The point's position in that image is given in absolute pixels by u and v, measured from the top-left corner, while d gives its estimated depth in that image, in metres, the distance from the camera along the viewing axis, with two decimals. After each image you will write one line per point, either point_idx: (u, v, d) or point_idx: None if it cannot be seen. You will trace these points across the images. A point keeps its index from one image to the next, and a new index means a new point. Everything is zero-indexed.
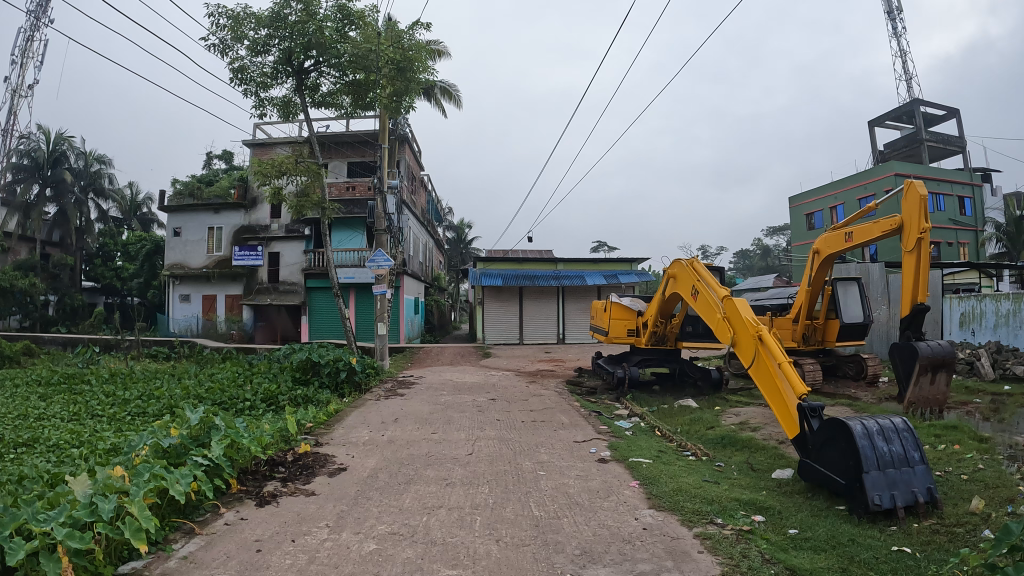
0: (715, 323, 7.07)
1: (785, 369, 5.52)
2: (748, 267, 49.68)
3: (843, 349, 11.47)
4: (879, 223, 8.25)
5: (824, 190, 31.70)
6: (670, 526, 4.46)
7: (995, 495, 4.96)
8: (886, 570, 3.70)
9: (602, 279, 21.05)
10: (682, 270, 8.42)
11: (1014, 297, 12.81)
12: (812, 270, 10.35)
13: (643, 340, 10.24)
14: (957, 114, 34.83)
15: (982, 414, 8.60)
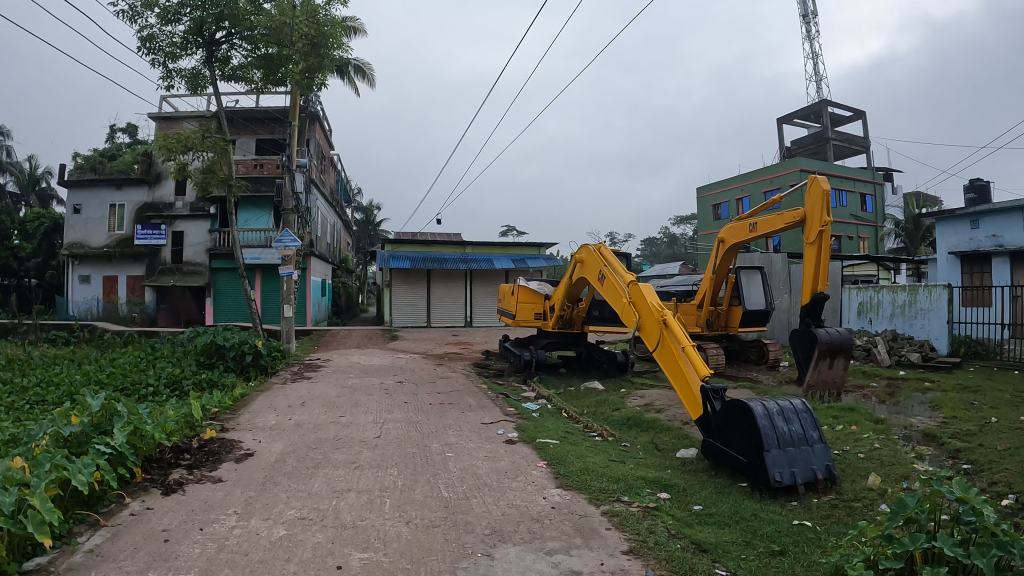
0: (620, 308, 7.22)
1: (689, 353, 5.74)
2: (654, 255, 50.98)
3: (745, 335, 11.96)
4: (783, 215, 8.62)
5: (730, 182, 32.89)
6: (578, 505, 4.57)
7: (891, 472, 5.33)
8: (788, 542, 3.91)
9: (511, 263, 21.23)
10: (589, 254, 8.55)
11: (910, 289, 13.52)
12: (716, 259, 10.73)
13: (551, 323, 10.37)
14: (863, 116, 36.72)
15: (878, 398, 9.16)
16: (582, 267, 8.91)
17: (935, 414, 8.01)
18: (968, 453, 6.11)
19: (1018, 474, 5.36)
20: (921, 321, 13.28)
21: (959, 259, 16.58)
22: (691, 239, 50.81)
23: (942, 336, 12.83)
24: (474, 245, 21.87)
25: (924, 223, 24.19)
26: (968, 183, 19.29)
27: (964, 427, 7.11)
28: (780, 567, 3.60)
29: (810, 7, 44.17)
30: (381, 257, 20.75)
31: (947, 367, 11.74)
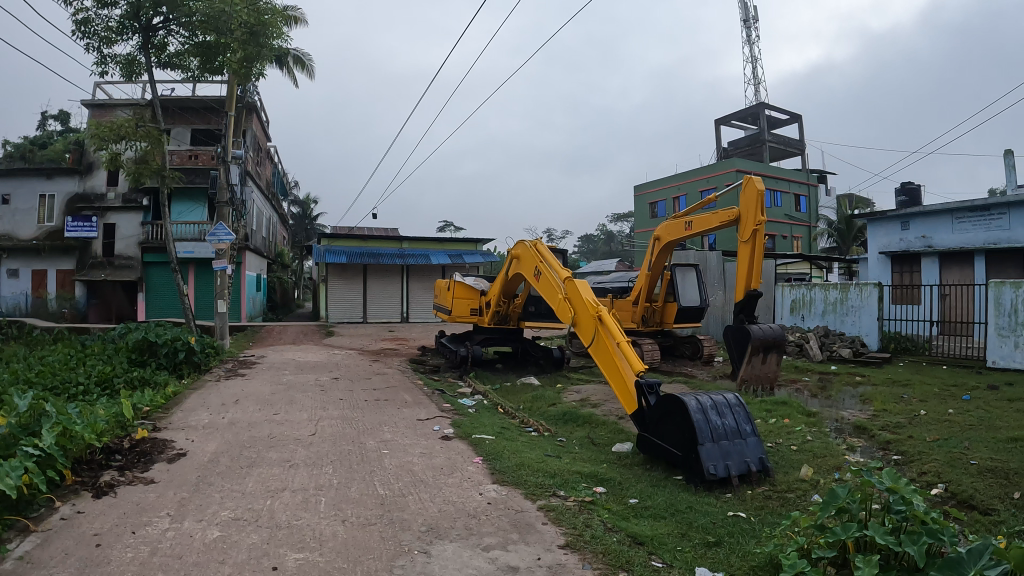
0: (556, 304, 7.27)
1: (624, 349, 5.82)
2: (592, 252, 51.49)
3: (680, 331, 12.19)
4: (719, 214, 8.80)
5: (667, 181, 33.50)
6: (514, 500, 4.58)
7: (822, 464, 5.51)
8: (722, 534, 4.00)
9: (447, 258, 21.21)
10: (525, 250, 8.57)
11: (842, 287, 13.96)
12: (651, 256, 10.91)
13: (487, 319, 10.36)
14: (799, 119, 37.83)
15: (811, 391, 9.47)
16: (518, 263, 8.93)
17: (865, 407, 8.31)
18: (897, 444, 6.36)
19: (944, 464, 5.60)
20: (852, 318, 13.72)
21: (889, 259, 17.23)
22: (628, 236, 51.59)
23: (873, 333, 13.32)
24: (410, 240, 21.76)
25: (856, 224, 25.04)
26: (899, 187, 20.03)
27: (893, 420, 7.39)
28: (716, 558, 3.68)
29: (751, 12, 45.14)
30: (317, 251, 20.39)
31: (876, 363, 12.20)
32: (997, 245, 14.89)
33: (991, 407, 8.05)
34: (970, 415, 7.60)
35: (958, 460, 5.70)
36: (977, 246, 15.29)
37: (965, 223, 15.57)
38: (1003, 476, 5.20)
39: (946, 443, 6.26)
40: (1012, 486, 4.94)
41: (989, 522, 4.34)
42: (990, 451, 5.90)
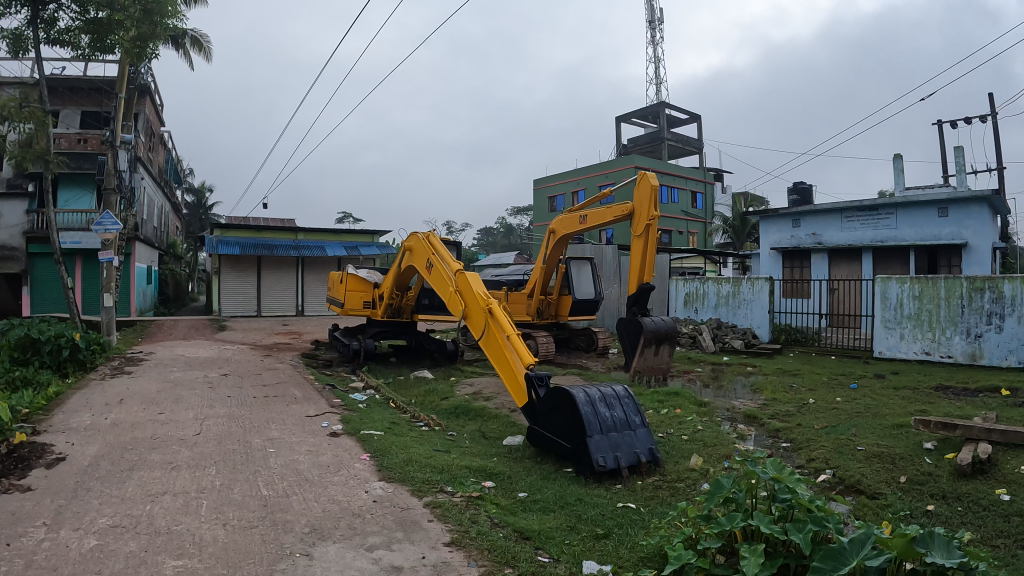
0: (446, 296, 7.17)
1: (513, 342, 5.79)
2: (491, 244, 51.56)
3: (575, 324, 12.32)
4: (613, 208, 8.93)
5: (565, 176, 34.00)
6: (401, 497, 4.46)
7: (713, 452, 5.64)
8: (611, 526, 4.00)
9: (343, 250, 20.84)
10: (418, 243, 8.41)
11: (734, 281, 14.44)
12: (546, 249, 10.98)
13: (380, 312, 10.17)
14: (697, 119, 39.10)
15: (703, 382, 9.76)
16: (411, 255, 8.77)
17: (756, 397, 8.60)
18: (786, 432, 6.59)
19: (832, 450, 5.83)
20: (743, 311, 14.24)
21: (780, 255, 17.89)
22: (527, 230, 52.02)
23: (764, 325, 13.87)
24: (305, 231, 21.28)
25: (749, 221, 26.04)
26: (792, 186, 20.94)
27: (783, 408, 7.67)
28: (604, 551, 3.68)
29: (656, 14, 46.10)
30: (210, 242, 19.56)
31: (766, 353, 12.69)
32: (885, 243, 15.91)
33: (876, 395, 8.48)
34: (856, 402, 7.98)
35: (845, 446, 5.94)
36: (865, 243, 16.23)
37: (854, 221, 16.47)
38: (887, 460, 5.45)
39: (833, 430, 6.53)
40: (898, 471, 5.18)
41: (876, 505, 4.49)
42: (876, 438, 6.19)
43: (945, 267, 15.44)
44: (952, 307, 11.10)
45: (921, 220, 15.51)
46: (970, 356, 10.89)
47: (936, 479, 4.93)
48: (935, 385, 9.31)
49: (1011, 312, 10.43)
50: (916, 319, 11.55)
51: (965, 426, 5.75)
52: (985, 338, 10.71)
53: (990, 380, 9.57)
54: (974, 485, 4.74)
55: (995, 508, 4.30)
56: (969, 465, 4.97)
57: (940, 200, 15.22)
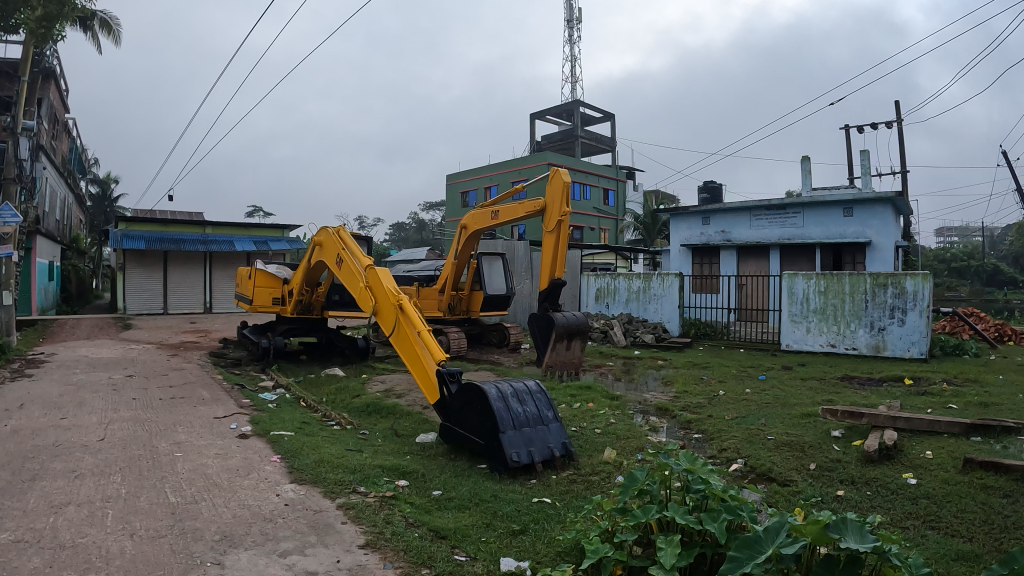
0: (357, 292, 7.02)
1: (424, 337, 5.73)
2: (404, 240, 51.02)
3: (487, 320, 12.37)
4: (525, 204, 8.96)
5: (479, 171, 34.10)
6: (312, 500, 4.33)
7: (626, 445, 5.70)
8: (526, 521, 3.99)
9: (253, 245, 20.33)
10: (328, 237, 8.20)
11: (644, 276, 14.74)
12: (458, 245, 10.92)
13: (289, 308, 9.94)
14: (611, 118, 39.83)
15: (615, 375, 9.93)
16: (321, 250, 8.55)
17: (668, 389, 8.77)
18: (698, 423, 6.73)
19: (742, 440, 5.97)
20: (654, 306, 14.57)
21: (690, 252, 18.27)
22: (440, 225, 51.75)
23: (674, 319, 14.24)
24: (214, 225, 20.63)
25: (660, 218, 26.66)
26: (703, 184, 21.51)
27: (694, 400, 7.84)
28: (521, 546, 3.66)
29: (574, 13, 46.52)
30: (113, 236, 18.65)
31: (676, 347, 12.98)
32: (792, 241, 16.51)
33: (783, 386, 8.78)
34: (765, 393, 8.24)
35: (756, 436, 6.10)
36: (773, 241, 16.81)
37: (762, 220, 17.00)
38: (797, 449, 5.62)
39: (743, 421, 6.70)
40: (807, 458, 5.35)
41: (788, 492, 4.61)
42: (786, 427, 6.37)
43: (850, 263, 16.20)
44: (856, 301, 11.59)
45: (827, 219, 16.22)
46: (873, 348, 11.40)
47: (844, 465, 5.11)
48: (841, 376, 9.73)
49: (913, 306, 10.99)
50: (821, 314, 12.00)
51: (871, 414, 6.01)
52: (888, 331, 11.25)
53: (892, 370, 10.06)
54: (881, 470, 4.93)
55: (899, 491, 4.49)
56: (876, 450, 5.18)
57: (845, 201, 15.95)
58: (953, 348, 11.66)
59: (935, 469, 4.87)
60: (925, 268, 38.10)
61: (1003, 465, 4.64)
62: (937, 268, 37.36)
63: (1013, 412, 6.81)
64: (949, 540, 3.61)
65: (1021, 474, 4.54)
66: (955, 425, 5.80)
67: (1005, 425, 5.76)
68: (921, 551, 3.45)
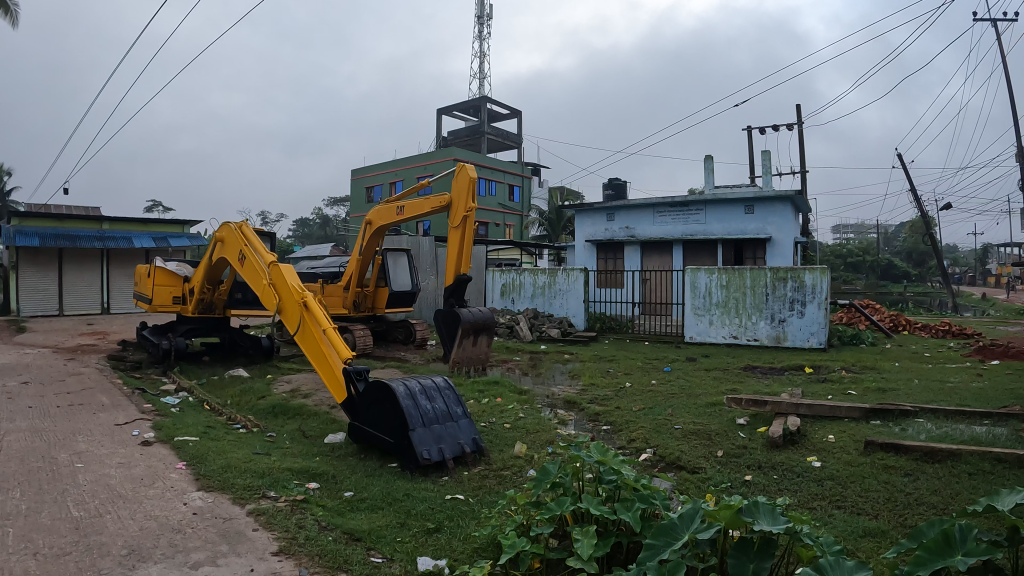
0: (260, 289, 6.85)
1: (330, 335, 5.69)
2: (309, 236, 49.87)
3: (392, 316, 12.28)
4: (431, 200, 8.93)
5: (385, 165, 33.79)
6: (221, 507, 4.20)
7: (536, 439, 5.80)
8: (439, 519, 4.00)
9: (152, 241, 19.54)
10: (231, 233, 7.94)
11: (549, 272, 14.95)
12: (362, 241, 10.73)
13: (189, 307, 9.60)
14: (518, 114, 40.25)
15: (523, 370, 10.06)
16: (223, 246, 8.27)
17: (575, 382, 8.95)
18: (606, 415, 6.90)
19: (650, 431, 6.16)
20: (560, 300, 14.79)
21: (594, 247, 18.63)
22: (346, 221, 50.79)
23: (579, 314, 14.50)
24: (111, 221, 19.67)
25: (565, 214, 27.02)
26: (608, 182, 22.01)
27: (601, 393, 8.01)
28: (436, 545, 3.66)
29: (485, 9, 46.54)
30: (4, 232, 17.45)
31: (582, 341, 13.22)
32: (695, 236, 17.10)
33: (688, 376, 9.11)
34: (670, 384, 8.53)
35: (663, 426, 6.30)
36: (676, 237, 17.36)
37: (666, 217, 17.58)
38: (704, 437, 5.84)
39: (650, 412, 6.91)
40: (714, 445, 5.57)
41: (698, 479, 4.79)
42: (692, 416, 6.61)
43: (751, 257, 16.88)
44: (757, 294, 12.10)
45: (728, 216, 16.89)
46: (774, 339, 11.96)
47: (750, 452, 5.34)
48: (744, 366, 10.16)
49: (812, 298, 11.57)
50: (723, 307, 12.47)
51: (775, 402, 6.31)
52: (788, 323, 11.82)
53: (792, 359, 10.58)
54: (786, 455, 5.19)
55: (805, 474, 4.73)
56: (781, 436, 5.43)
57: (747, 199, 16.62)
58: (851, 338, 12.35)
59: (839, 452, 5.16)
60: (824, 262, 40.15)
61: (903, 446, 4.99)
62: (834, 263, 39.44)
63: (905, 397, 7.29)
64: (856, 518, 3.84)
65: (917, 453, 4.91)
66: (854, 411, 6.17)
67: (900, 409, 6.18)
68: (831, 529, 3.66)
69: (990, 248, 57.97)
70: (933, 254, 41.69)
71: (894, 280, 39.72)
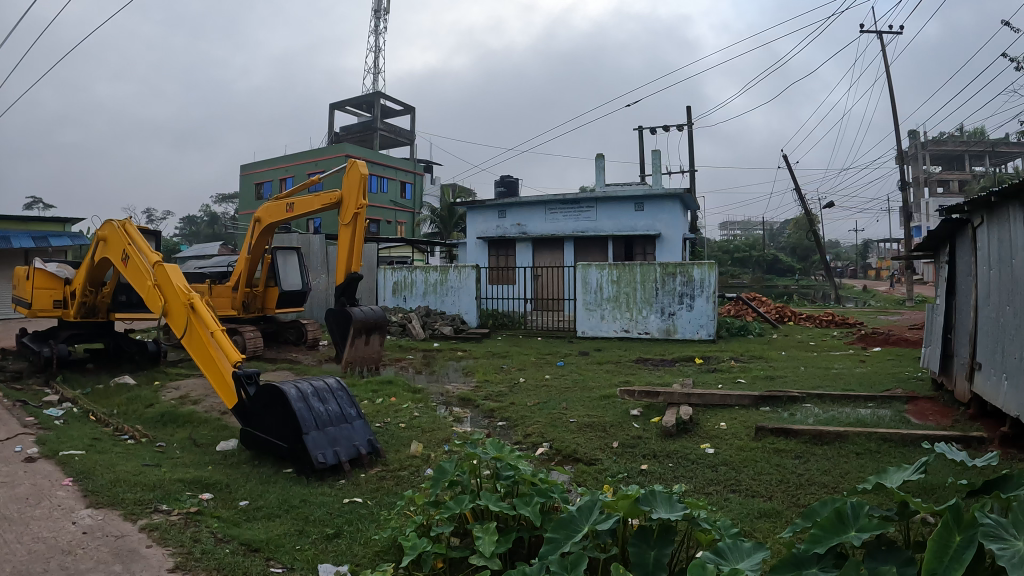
0: (144, 291, 6.48)
1: (218, 338, 5.47)
2: (195, 234, 47.63)
3: (282, 317, 11.94)
4: (321, 196, 8.70)
5: (275, 161, 32.77)
6: (112, 524, 3.94)
7: (432, 438, 5.77)
8: (339, 524, 3.91)
9: (31, 241, 18.22)
10: (113, 232, 7.47)
11: (441, 269, 14.89)
12: (251, 239, 10.32)
13: (71, 311, 8.99)
14: (412, 111, 39.93)
15: (416, 368, 9.99)
16: (105, 245, 7.77)
17: (469, 379, 8.98)
18: (501, 411, 6.94)
19: (546, 425, 6.24)
20: (451, 298, 14.79)
21: (486, 244, 18.66)
22: (234, 219, 48.79)
23: (471, 310, 14.54)
24: None
25: (456, 211, 26.98)
26: (500, 179, 22.15)
27: (495, 389, 8.06)
28: (337, 550, 3.58)
29: (381, 4, 45.85)
30: None
31: (474, 338, 13.26)
32: (585, 233, 17.47)
33: (581, 370, 9.30)
34: (563, 378, 8.69)
35: (558, 420, 6.40)
36: (567, 234, 17.67)
37: (557, 214, 17.85)
38: (599, 429, 5.97)
39: (544, 406, 7.01)
40: (608, 437, 5.70)
41: (594, 471, 4.89)
42: (587, 409, 6.74)
43: (640, 254, 17.36)
44: (647, 289, 12.50)
45: (619, 213, 17.37)
46: (664, 331, 12.39)
47: (645, 441, 5.50)
48: (636, 358, 10.46)
49: (700, 292, 12.10)
50: (614, 301, 12.77)
51: (667, 393, 6.56)
52: (678, 316, 12.28)
53: (682, 351, 10.98)
54: (680, 443, 5.38)
55: (700, 460, 4.92)
56: (675, 425, 5.63)
57: (636, 197, 17.13)
58: (738, 329, 12.95)
59: (730, 438, 5.40)
60: (712, 258, 41.86)
61: (791, 430, 5.28)
62: (722, 258, 41.17)
63: (790, 383, 7.70)
64: (750, 500, 4.03)
65: (806, 437, 5.20)
66: (745, 398, 6.49)
67: (789, 396, 6.53)
68: (729, 513, 3.82)
69: (862, 243, 62.10)
70: (817, 249, 44.09)
71: (779, 273, 42.01)
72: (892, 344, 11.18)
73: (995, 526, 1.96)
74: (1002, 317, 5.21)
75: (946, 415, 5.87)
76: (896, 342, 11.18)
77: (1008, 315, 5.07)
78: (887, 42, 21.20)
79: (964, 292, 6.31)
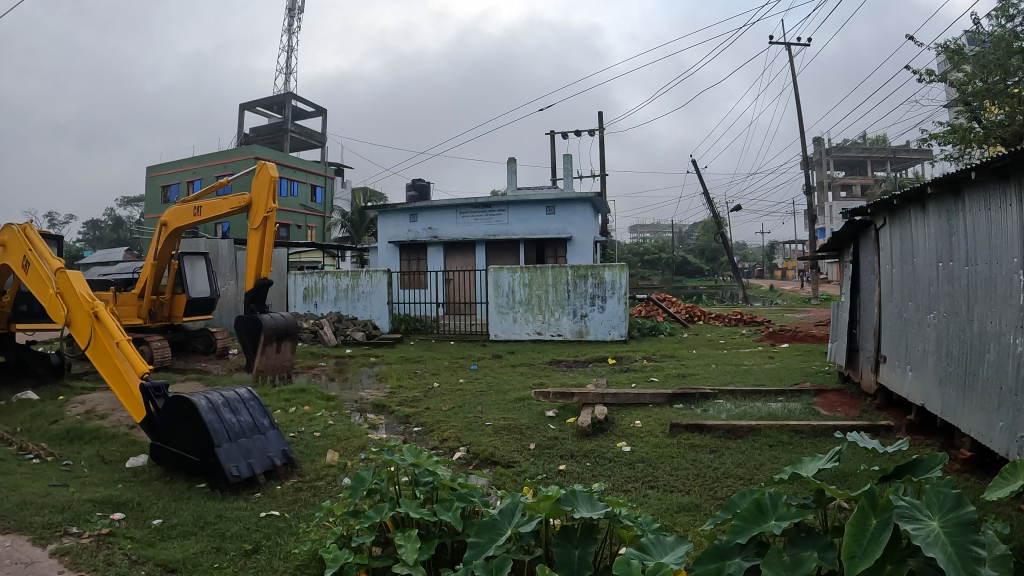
0: (46, 299, 6.09)
1: (124, 348, 5.19)
2: (97, 239, 45.28)
3: (190, 325, 11.47)
4: (229, 199, 8.38)
5: (182, 163, 31.56)
6: (19, 551, 3.66)
7: (347, 446, 5.65)
8: (258, 539, 3.78)
9: None
10: (12, 237, 6.99)
11: (352, 274, 14.64)
12: (158, 244, 9.85)
13: None
14: (324, 112, 39.18)
15: (329, 375, 9.77)
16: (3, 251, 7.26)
17: (382, 385, 8.85)
18: (417, 417, 6.87)
19: (462, 429, 6.22)
20: (363, 303, 14.54)
21: (397, 248, 18.52)
22: (139, 222, 46.77)
23: (383, 315, 14.33)
24: None
25: (368, 215, 26.65)
26: (410, 182, 21.97)
27: (409, 394, 7.97)
28: (256, 566, 3.45)
29: (295, 2, 44.76)
30: None
31: (386, 344, 13.10)
32: (498, 236, 17.54)
33: (495, 373, 9.30)
34: (478, 382, 8.66)
35: (474, 423, 6.38)
36: (479, 237, 17.69)
37: (469, 218, 17.85)
38: (515, 431, 5.99)
39: (460, 410, 6.97)
40: (524, 439, 5.73)
41: (512, 473, 4.88)
42: (502, 412, 6.76)
43: (552, 256, 17.56)
44: (559, 291, 12.63)
45: (531, 217, 17.54)
46: (576, 333, 12.56)
47: (561, 442, 5.55)
48: (549, 360, 10.57)
49: (611, 294, 12.34)
50: (526, 304, 12.84)
51: (581, 394, 6.65)
52: (590, 317, 12.49)
53: (595, 352, 11.14)
54: (596, 442, 5.46)
55: (616, 459, 4.99)
56: (590, 425, 5.70)
57: (548, 200, 17.35)
58: (650, 329, 13.26)
59: (647, 435, 5.51)
60: (624, 260, 42.72)
61: (705, 426, 5.44)
62: (633, 261, 42.07)
63: (700, 380, 7.93)
64: (668, 495, 4.12)
65: (719, 432, 5.36)
66: (658, 396, 6.65)
67: (701, 392, 6.72)
68: (650, 509, 3.89)
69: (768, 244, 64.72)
70: (725, 250, 45.64)
71: (689, 275, 43.35)
72: (799, 340, 11.66)
73: (909, 509, 2.07)
74: (904, 313, 5.51)
75: (853, 406, 6.16)
76: (802, 339, 11.66)
77: (911, 310, 5.37)
78: (793, 52, 22.07)
79: (868, 289, 6.66)
